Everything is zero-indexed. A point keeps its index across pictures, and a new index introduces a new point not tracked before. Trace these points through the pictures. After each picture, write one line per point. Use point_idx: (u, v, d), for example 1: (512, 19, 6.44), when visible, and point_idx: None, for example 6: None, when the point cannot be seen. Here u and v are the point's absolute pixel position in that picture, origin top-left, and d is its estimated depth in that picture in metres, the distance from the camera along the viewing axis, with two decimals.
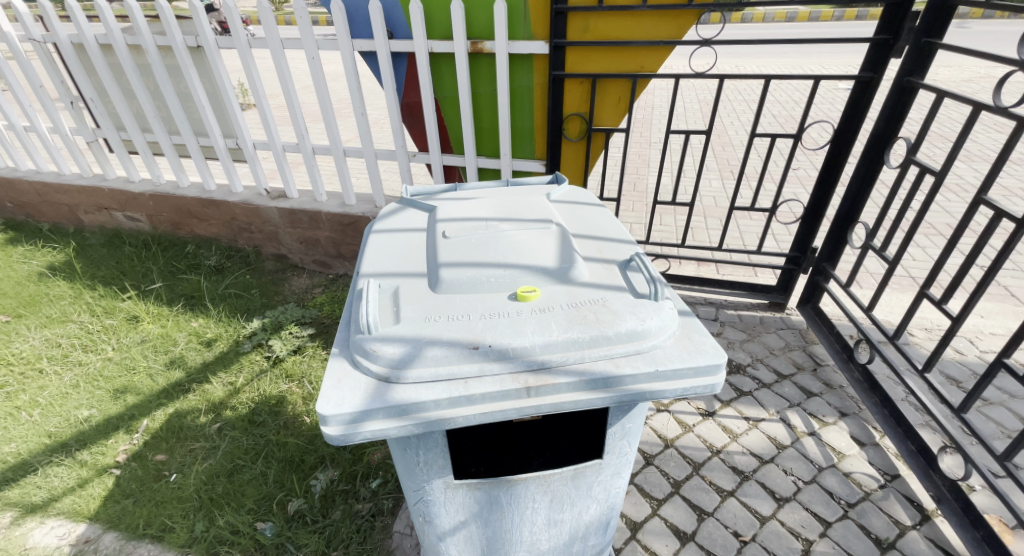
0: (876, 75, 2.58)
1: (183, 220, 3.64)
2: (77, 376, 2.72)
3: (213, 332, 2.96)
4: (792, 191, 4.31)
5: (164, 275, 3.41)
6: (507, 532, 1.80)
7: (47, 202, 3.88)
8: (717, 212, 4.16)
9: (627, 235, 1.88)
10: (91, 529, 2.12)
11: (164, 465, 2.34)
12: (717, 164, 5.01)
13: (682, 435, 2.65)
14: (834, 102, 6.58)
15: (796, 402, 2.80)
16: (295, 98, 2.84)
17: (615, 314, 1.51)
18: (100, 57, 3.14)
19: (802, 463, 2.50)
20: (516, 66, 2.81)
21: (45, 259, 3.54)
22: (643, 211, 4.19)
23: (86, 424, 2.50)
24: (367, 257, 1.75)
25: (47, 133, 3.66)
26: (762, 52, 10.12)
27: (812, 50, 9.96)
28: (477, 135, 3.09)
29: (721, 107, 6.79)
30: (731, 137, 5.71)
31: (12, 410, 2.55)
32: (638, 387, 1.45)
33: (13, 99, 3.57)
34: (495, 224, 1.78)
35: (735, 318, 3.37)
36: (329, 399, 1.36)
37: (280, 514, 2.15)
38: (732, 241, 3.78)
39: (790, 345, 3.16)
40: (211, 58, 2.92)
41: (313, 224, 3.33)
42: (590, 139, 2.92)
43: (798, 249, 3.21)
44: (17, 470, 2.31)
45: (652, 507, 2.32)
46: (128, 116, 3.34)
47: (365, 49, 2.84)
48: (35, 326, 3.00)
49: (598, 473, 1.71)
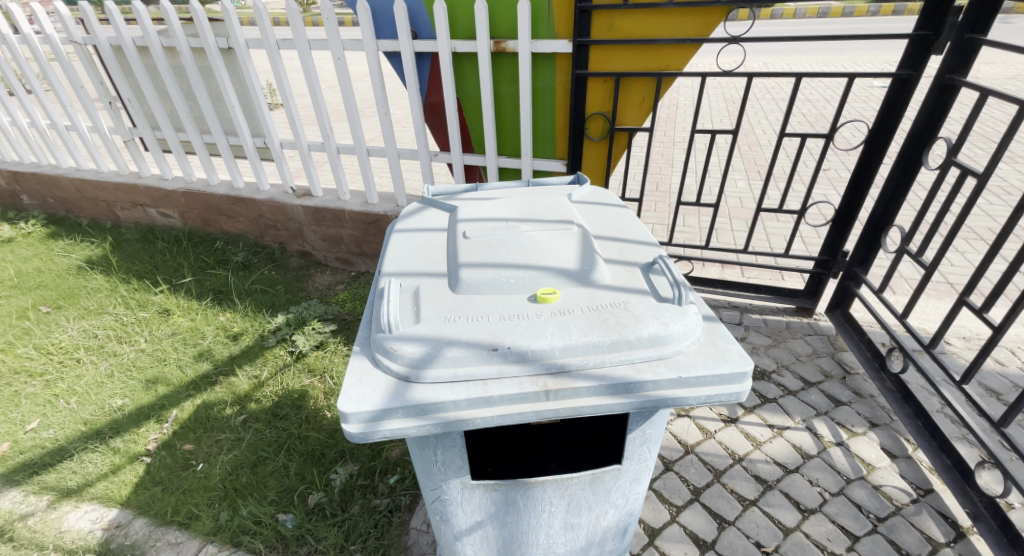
0: (916, 73, 2.47)
1: (213, 217, 3.74)
2: (112, 366, 2.83)
3: (239, 326, 3.04)
4: (822, 193, 4.18)
5: (194, 270, 3.51)
6: (523, 534, 1.80)
7: (85, 198, 4.03)
8: (743, 213, 4.07)
9: (649, 236, 1.85)
10: (122, 514, 2.20)
11: (191, 455, 2.42)
12: (743, 164, 4.90)
13: (703, 442, 2.59)
14: (868, 101, 6.36)
15: (823, 410, 2.72)
16: (321, 97, 2.88)
17: (636, 318, 1.49)
18: (138, 60, 3.24)
19: (829, 473, 2.42)
20: (539, 66, 2.80)
21: (84, 253, 3.69)
22: (665, 211, 4.13)
23: (119, 413, 2.59)
24: (389, 256, 1.76)
25: (87, 133, 3.80)
26: (792, 50, 9.87)
27: (846, 46, 9.65)
28: (498, 135, 3.09)
29: (749, 106, 6.64)
30: (759, 136, 5.57)
31: (51, 397, 2.66)
32: (659, 393, 1.43)
33: (55, 100, 3.71)
34: (516, 225, 1.77)
35: (761, 322, 3.28)
36: (349, 397, 1.38)
37: (301, 506, 2.20)
38: (758, 243, 3.68)
39: (818, 352, 3.06)
40: (242, 59, 2.99)
41: (337, 222, 3.38)
42: (612, 138, 2.89)
43: (828, 252, 3.10)
44: (55, 455, 2.42)
45: (671, 514, 2.29)
46: (163, 116, 3.45)
47: (390, 49, 2.86)
48: (73, 317, 3.13)
49: (617, 479, 1.69)
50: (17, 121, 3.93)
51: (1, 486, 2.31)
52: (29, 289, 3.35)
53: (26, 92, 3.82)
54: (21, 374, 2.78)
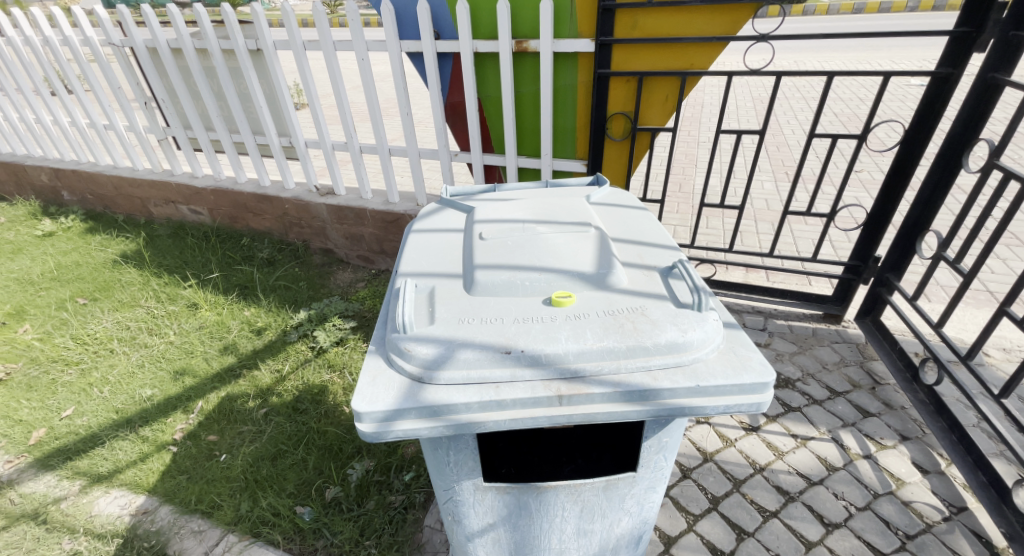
0: (956, 72, 2.35)
1: (240, 214, 3.84)
2: (143, 357, 2.94)
3: (263, 321, 3.12)
4: (854, 195, 4.04)
5: (221, 265, 3.60)
6: (536, 538, 1.79)
7: (121, 194, 4.18)
8: (770, 216, 3.96)
9: (669, 240, 1.82)
10: (149, 501, 2.29)
11: (215, 445, 2.49)
12: (770, 164, 4.77)
13: (723, 450, 2.54)
14: (906, 99, 6.12)
15: (850, 421, 2.63)
16: (344, 97, 2.91)
17: (653, 324, 1.46)
18: (172, 61, 3.35)
19: (855, 487, 2.34)
20: (560, 65, 2.78)
21: (119, 248, 3.83)
22: (688, 213, 4.05)
23: (149, 402, 2.68)
24: (406, 256, 1.77)
25: (124, 132, 3.95)
26: (825, 47, 9.59)
27: (883, 43, 9.32)
28: (519, 135, 3.08)
29: (778, 105, 6.47)
30: (787, 136, 5.42)
31: (86, 386, 2.77)
32: (676, 401, 1.40)
33: (95, 100, 3.86)
34: (532, 226, 1.76)
35: (786, 328, 3.19)
36: (363, 397, 1.39)
37: (318, 499, 2.24)
38: (784, 247, 3.58)
39: (846, 361, 2.96)
40: (270, 61, 3.06)
41: (358, 221, 3.43)
42: (634, 138, 2.85)
43: (858, 257, 3.00)
44: (87, 442, 2.52)
45: (688, 523, 2.24)
46: (195, 115, 3.55)
47: (413, 50, 2.88)
48: (108, 309, 3.26)
49: (632, 486, 1.67)
50: (59, 121, 4.10)
51: (38, 469, 2.42)
52: (68, 282, 3.50)
53: (67, 92, 3.98)
54: (58, 363, 2.91)
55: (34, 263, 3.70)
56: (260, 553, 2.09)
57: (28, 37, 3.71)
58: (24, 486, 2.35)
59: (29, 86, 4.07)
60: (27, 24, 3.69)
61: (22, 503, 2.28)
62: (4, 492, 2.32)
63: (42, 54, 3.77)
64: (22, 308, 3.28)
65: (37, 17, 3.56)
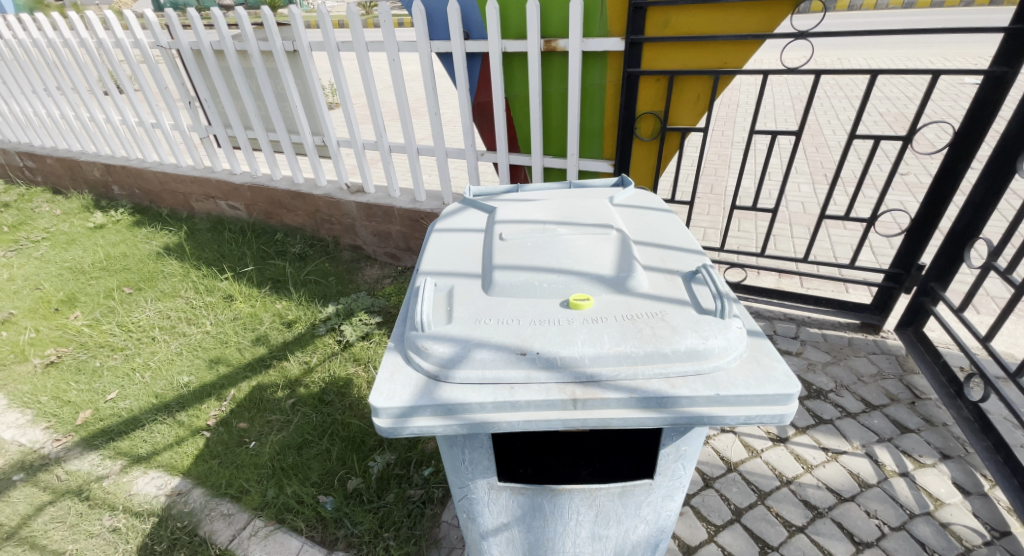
0: (1012, 70, 2.21)
1: (275, 210, 3.96)
2: (181, 345, 3.08)
3: (293, 314, 3.21)
4: (897, 199, 3.86)
5: (256, 259, 3.73)
6: (550, 540, 1.78)
7: (166, 189, 4.37)
8: (805, 219, 3.82)
9: (694, 244, 1.78)
10: (183, 483, 2.40)
11: (245, 433, 2.59)
12: (808, 166, 4.60)
13: (748, 460, 2.46)
14: (958, 99, 5.82)
15: (886, 436, 2.51)
16: (375, 97, 2.96)
17: (673, 330, 1.43)
18: (214, 62, 3.48)
19: (889, 505, 2.24)
20: (589, 64, 2.75)
21: (163, 240, 4.02)
22: (719, 215, 3.94)
23: (185, 389, 2.81)
24: (427, 255, 1.77)
25: (169, 130, 4.13)
26: (872, 44, 9.18)
27: (936, 40, 8.88)
28: (546, 135, 3.06)
29: (819, 104, 6.24)
30: (827, 137, 5.21)
31: (129, 370, 2.93)
32: (695, 410, 1.37)
33: (144, 100, 4.05)
34: (553, 227, 1.75)
35: (819, 337, 3.07)
36: (381, 392, 1.41)
37: (340, 490, 2.30)
38: (821, 252, 3.45)
39: (883, 373, 2.82)
40: (305, 61, 3.14)
41: (386, 219, 3.50)
42: (663, 138, 2.80)
43: (900, 265, 2.86)
44: (128, 424, 2.65)
45: (708, 533, 2.19)
46: (234, 114, 3.68)
47: (442, 50, 2.91)
48: (151, 299, 3.43)
49: (648, 494, 1.65)
50: (111, 119, 4.32)
51: (83, 448, 2.57)
52: (116, 272, 3.70)
53: (118, 93, 4.19)
54: (105, 348, 3.08)
55: (86, 254, 3.92)
56: (285, 539, 2.17)
57: (84, 40, 3.92)
58: (71, 464, 2.50)
59: (84, 86, 4.30)
60: (83, 27, 3.90)
61: (68, 480, 2.43)
62: (53, 468, 2.48)
63: (97, 55, 3.97)
64: (74, 296, 3.48)
65: (92, 20, 3.75)
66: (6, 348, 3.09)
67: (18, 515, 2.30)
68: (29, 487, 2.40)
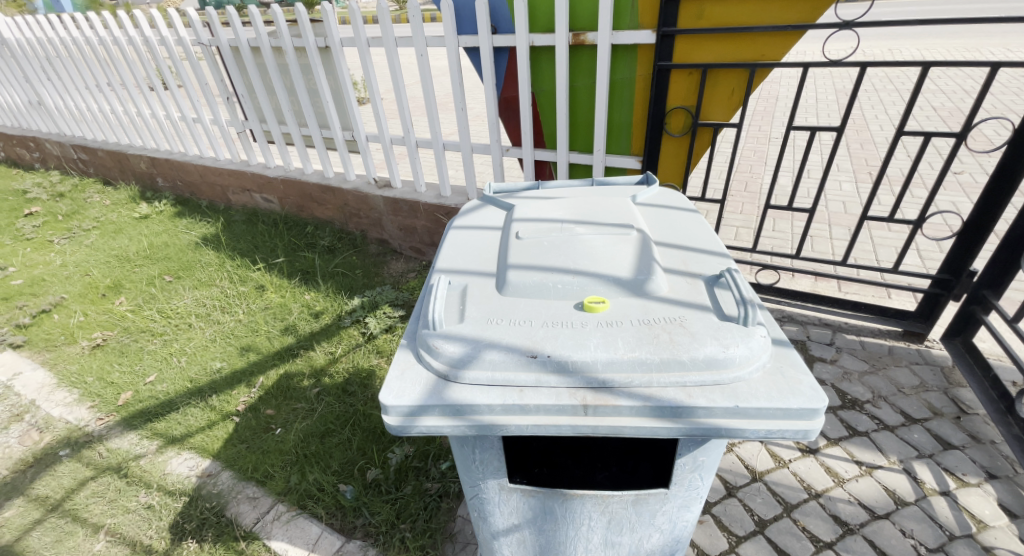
0: None
1: (306, 204, 4.06)
2: (215, 332, 3.20)
3: (321, 306, 3.29)
4: (949, 200, 3.62)
5: (287, 251, 3.83)
6: (561, 544, 1.75)
7: (206, 182, 4.54)
8: (845, 220, 3.64)
9: (719, 246, 1.71)
10: (213, 465, 2.50)
11: (272, 419, 2.67)
12: (851, 163, 4.38)
13: (774, 471, 2.37)
14: (1021, 93, 5.43)
15: (926, 452, 2.37)
16: (403, 92, 2.98)
17: (692, 337, 1.38)
18: (251, 59, 3.57)
19: (927, 525, 2.12)
20: (618, 58, 2.68)
21: (201, 231, 4.19)
22: (753, 214, 3.80)
23: (218, 374, 2.92)
24: (443, 252, 1.74)
25: (209, 124, 4.28)
26: (926, 34, 8.68)
27: (998, 29, 8.33)
28: (572, 130, 3.01)
29: (866, 98, 5.93)
30: (874, 132, 4.94)
31: (166, 355, 3.07)
32: (712, 421, 1.32)
33: (187, 95, 4.20)
34: (570, 227, 1.70)
35: (857, 344, 2.91)
36: (390, 389, 1.37)
37: (360, 479, 2.35)
38: (861, 255, 3.27)
39: (926, 385, 2.66)
40: (336, 57, 3.19)
41: (412, 213, 3.53)
42: (695, 134, 2.72)
43: (948, 270, 2.69)
44: (164, 406, 2.78)
45: (730, 544, 2.12)
46: (269, 109, 3.78)
47: (470, 44, 2.89)
48: (188, 287, 3.58)
49: (664, 503, 1.60)
50: (156, 113, 4.51)
51: (123, 427, 2.71)
52: (158, 261, 3.88)
53: (163, 88, 4.36)
54: (146, 333, 3.24)
55: (132, 243, 4.12)
56: (306, 525, 2.23)
57: (132, 38, 4.09)
58: (112, 442, 2.64)
59: (132, 82, 4.50)
60: (131, 24, 4.07)
61: (108, 457, 2.57)
62: (95, 445, 2.62)
63: (143, 52, 4.15)
64: (120, 283, 3.67)
65: (140, 18, 3.91)
66: (58, 331, 3.28)
67: (62, 489, 2.45)
68: (73, 462, 2.55)
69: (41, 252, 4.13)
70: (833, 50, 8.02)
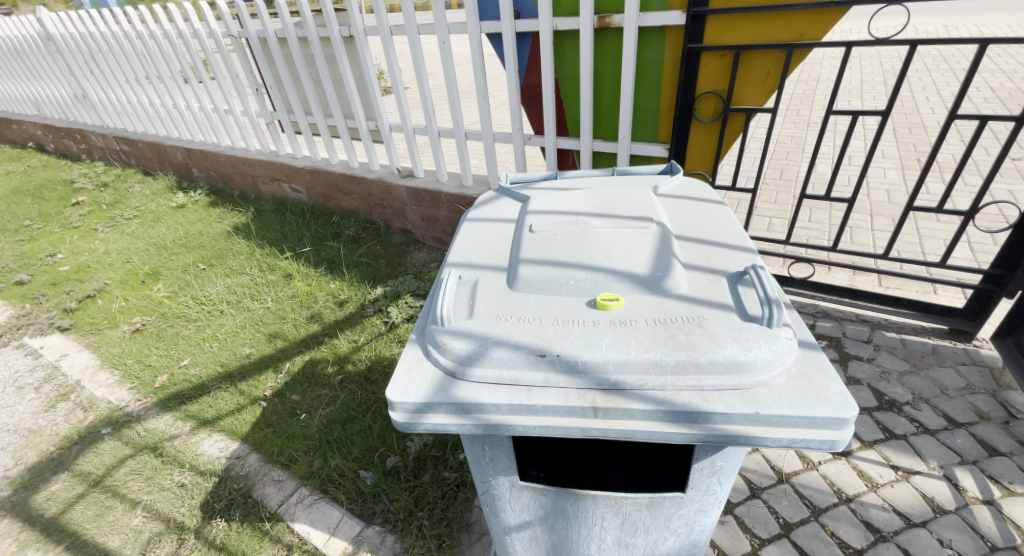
0: None
1: (332, 194, 4.12)
2: (245, 319, 3.30)
3: (345, 294, 3.34)
4: (1006, 188, 3.36)
5: (313, 240, 3.89)
6: (574, 542, 1.71)
7: (237, 172, 4.66)
8: (888, 210, 3.43)
9: (745, 240, 1.63)
10: (241, 448, 2.58)
11: (297, 405, 2.74)
12: (897, 149, 4.12)
13: (802, 472, 2.27)
14: None
15: (969, 458, 2.23)
16: (425, 80, 2.96)
17: (711, 339, 1.32)
18: (278, 50, 3.63)
19: (968, 536, 2.00)
20: (646, 41, 2.58)
21: (233, 220, 4.30)
22: (787, 203, 3.63)
23: (247, 359, 3.01)
24: (455, 245, 1.71)
25: (240, 116, 4.38)
26: (985, 8, 8.09)
27: None
28: (596, 118, 2.93)
29: (916, 78, 5.57)
30: (924, 115, 4.64)
31: (200, 340, 3.19)
32: (730, 428, 1.26)
33: (219, 87, 4.31)
34: (586, 220, 1.65)
35: (897, 342, 2.75)
36: (397, 385, 1.35)
37: (379, 466, 2.39)
38: (905, 247, 3.08)
39: (972, 387, 2.50)
40: (360, 47, 3.19)
41: (434, 203, 3.53)
42: (726, 120, 2.60)
43: (1001, 266, 2.52)
44: (197, 390, 2.89)
45: (752, 546, 2.04)
46: (296, 100, 3.84)
47: (493, 31, 2.84)
48: (220, 275, 3.69)
49: (680, 507, 1.56)
50: (190, 105, 4.64)
51: (159, 409, 2.83)
52: (192, 249, 4.02)
53: (196, 80, 4.47)
54: (181, 318, 3.38)
55: (169, 231, 4.28)
56: (327, 509, 2.29)
57: (167, 31, 4.21)
58: (149, 422, 2.76)
59: (168, 75, 4.65)
60: (165, 18, 4.18)
61: (145, 437, 2.69)
62: (134, 425, 2.75)
63: (178, 45, 4.27)
64: (158, 270, 3.83)
65: (174, 12, 4.02)
66: (101, 315, 3.46)
67: (104, 465, 2.59)
68: (114, 440, 2.69)
69: (87, 240, 4.35)
70: (883, 28, 7.57)
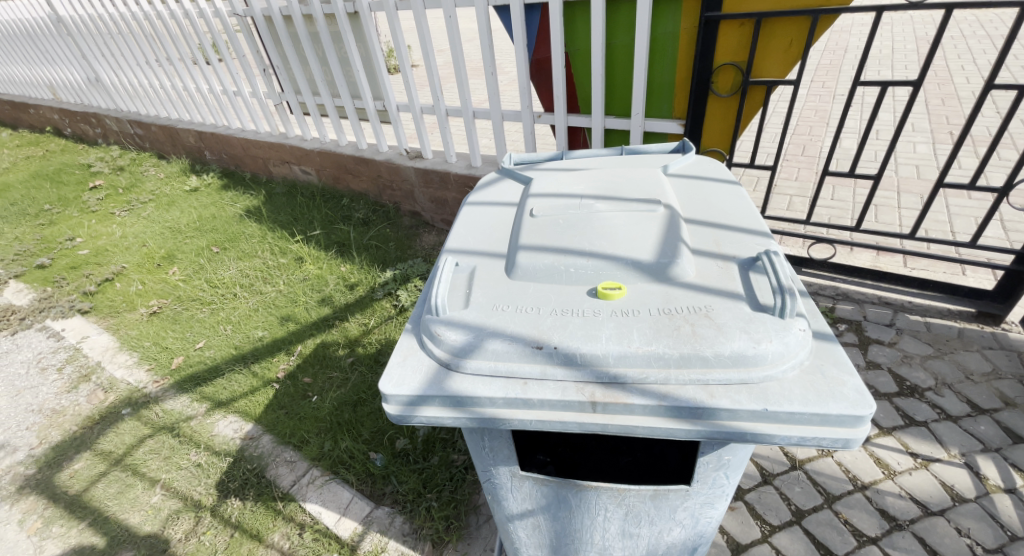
0: None
1: (342, 175, 4.09)
2: (258, 302, 3.33)
3: (355, 278, 3.34)
4: None
5: (323, 223, 3.88)
6: (578, 531, 1.69)
7: (249, 155, 4.66)
8: (917, 186, 3.26)
9: (759, 223, 1.55)
10: (254, 429, 2.63)
11: (308, 387, 2.76)
12: (930, 122, 3.90)
13: (817, 459, 2.21)
14: None
15: (993, 446, 2.14)
16: (431, 57, 2.88)
17: (717, 330, 1.26)
18: (283, 28, 3.57)
19: (987, 525, 1.93)
20: (660, 10, 2.45)
21: (245, 203, 4.32)
22: (809, 181, 3.48)
23: (259, 342, 3.05)
24: (454, 230, 1.67)
25: (249, 98, 4.36)
26: None
27: None
28: (608, 93, 2.81)
29: (953, 45, 5.25)
30: (959, 85, 4.37)
31: (214, 323, 3.23)
32: (736, 424, 1.20)
33: (228, 68, 4.28)
34: (590, 203, 1.59)
35: (922, 326, 2.63)
36: (391, 377, 1.33)
37: (389, 448, 2.41)
38: (934, 226, 2.93)
39: (999, 372, 2.39)
40: (365, 23, 3.11)
41: (443, 185, 3.48)
42: (745, 93, 2.47)
43: None
44: (211, 372, 2.94)
45: (762, 533, 2.00)
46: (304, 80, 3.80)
47: (500, 3, 2.73)
48: (233, 258, 3.72)
49: (685, 499, 1.51)
50: (200, 87, 4.64)
51: (176, 390, 2.89)
52: (206, 232, 4.06)
53: (205, 62, 4.46)
54: (196, 301, 3.43)
55: (183, 215, 4.33)
56: (338, 490, 2.31)
57: (175, 12, 4.19)
58: (167, 403, 2.83)
59: (177, 57, 4.64)
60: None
61: (163, 417, 2.76)
62: (152, 406, 2.82)
63: (185, 26, 4.24)
64: (173, 253, 3.88)
65: None
66: (120, 298, 3.53)
67: (124, 445, 2.66)
68: (134, 421, 2.76)
69: (106, 224, 4.43)
70: None
